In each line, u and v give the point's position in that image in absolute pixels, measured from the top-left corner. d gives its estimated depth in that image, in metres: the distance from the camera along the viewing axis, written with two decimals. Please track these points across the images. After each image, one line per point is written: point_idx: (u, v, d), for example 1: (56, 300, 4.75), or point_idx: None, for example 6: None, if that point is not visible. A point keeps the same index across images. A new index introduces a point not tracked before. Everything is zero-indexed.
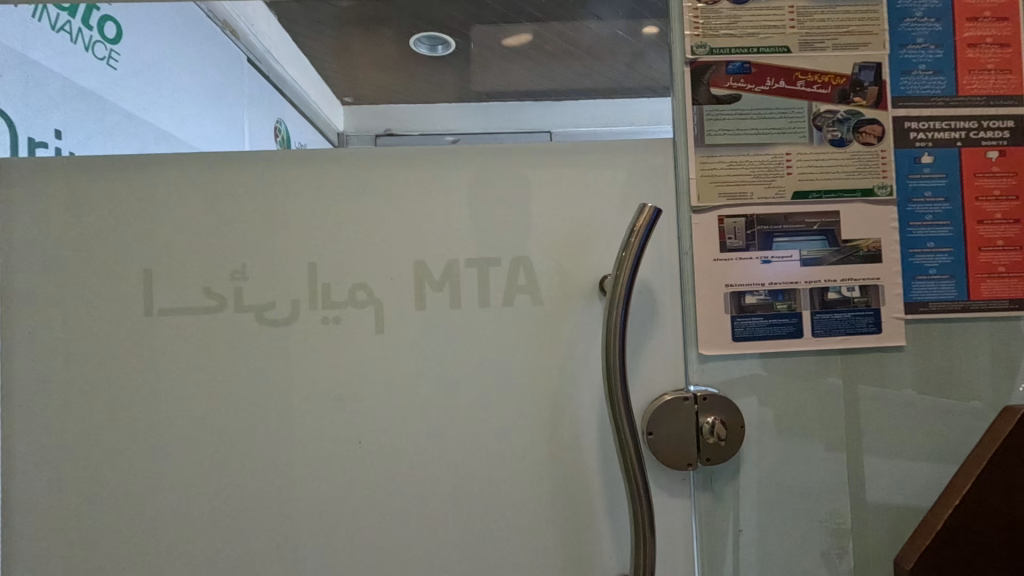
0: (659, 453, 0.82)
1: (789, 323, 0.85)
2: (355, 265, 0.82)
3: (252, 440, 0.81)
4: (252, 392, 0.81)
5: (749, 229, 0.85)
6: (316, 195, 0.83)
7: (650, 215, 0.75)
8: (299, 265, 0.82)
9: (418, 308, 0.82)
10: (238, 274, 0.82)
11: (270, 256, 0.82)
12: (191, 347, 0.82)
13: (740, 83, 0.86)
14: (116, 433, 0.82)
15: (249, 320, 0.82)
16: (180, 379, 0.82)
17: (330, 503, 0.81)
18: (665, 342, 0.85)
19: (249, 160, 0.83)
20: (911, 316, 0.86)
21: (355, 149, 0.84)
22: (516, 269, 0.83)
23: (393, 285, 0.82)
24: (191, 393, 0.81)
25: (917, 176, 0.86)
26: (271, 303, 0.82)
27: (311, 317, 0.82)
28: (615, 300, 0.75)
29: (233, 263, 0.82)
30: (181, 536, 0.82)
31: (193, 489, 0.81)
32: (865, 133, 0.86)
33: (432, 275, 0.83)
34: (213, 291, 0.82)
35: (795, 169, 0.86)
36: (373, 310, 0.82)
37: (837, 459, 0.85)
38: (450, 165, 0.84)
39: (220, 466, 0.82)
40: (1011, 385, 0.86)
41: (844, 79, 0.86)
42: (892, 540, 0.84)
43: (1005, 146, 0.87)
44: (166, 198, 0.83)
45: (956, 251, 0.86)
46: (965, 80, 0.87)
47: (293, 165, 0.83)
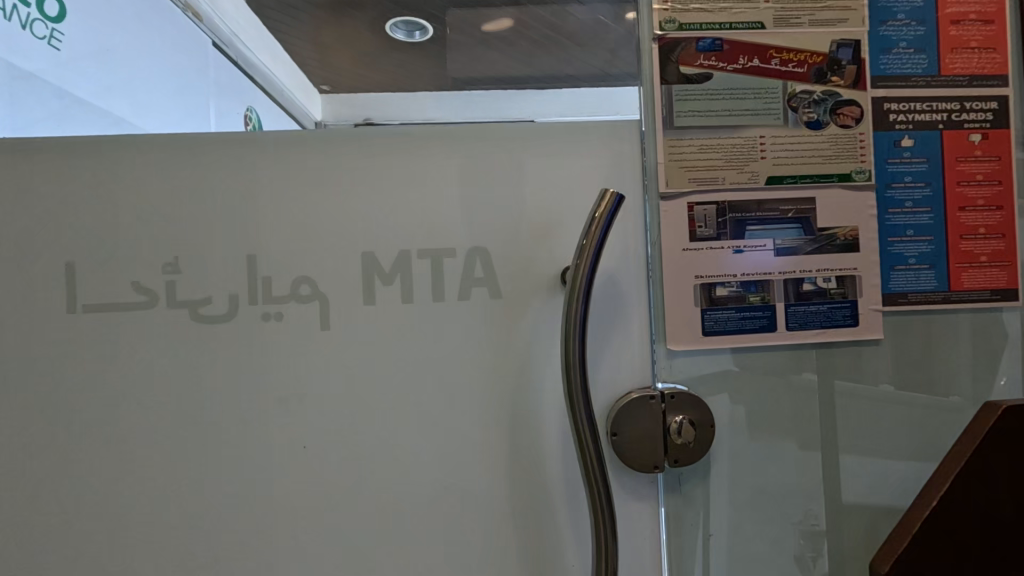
0: (625, 455, 0.77)
1: (762, 316, 0.80)
2: (299, 256, 0.77)
3: (188, 446, 0.75)
4: (188, 394, 0.75)
5: (721, 217, 0.80)
6: (256, 181, 0.77)
7: (612, 202, 0.70)
8: (237, 257, 0.76)
9: (368, 303, 0.77)
10: (171, 267, 0.76)
11: (207, 249, 0.76)
12: (120, 346, 0.75)
13: (711, 61, 0.80)
14: (42, 441, 0.76)
15: (183, 317, 0.76)
16: (108, 382, 0.75)
17: (275, 512, 0.76)
18: (631, 338, 0.81)
19: (181, 144, 0.77)
20: (889, 307, 0.82)
21: (297, 131, 0.78)
22: (472, 261, 0.78)
23: (340, 278, 0.77)
24: (124, 397, 0.75)
25: (896, 161, 0.82)
26: (206, 298, 0.76)
27: (251, 314, 0.76)
28: (574, 294, 0.70)
29: (165, 255, 0.76)
30: (112, 550, 0.76)
31: (125, 499, 0.76)
32: (843, 114, 0.82)
33: (382, 267, 0.77)
34: (143, 285, 0.76)
35: (769, 153, 0.81)
36: (318, 305, 0.76)
37: (811, 458, 0.81)
38: (399, 148, 0.78)
39: (155, 477, 0.76)
40: (992, 379, 0.82)
41: (821, 57, 0.81)
42: (868, 541, 0.81)
43: (988, 128, 0.83)
44: (90, 184, 0.76)
45: (936, 239, 0.82)
46: (947, 59, 0.82)
47: (229, 149, 0.77)
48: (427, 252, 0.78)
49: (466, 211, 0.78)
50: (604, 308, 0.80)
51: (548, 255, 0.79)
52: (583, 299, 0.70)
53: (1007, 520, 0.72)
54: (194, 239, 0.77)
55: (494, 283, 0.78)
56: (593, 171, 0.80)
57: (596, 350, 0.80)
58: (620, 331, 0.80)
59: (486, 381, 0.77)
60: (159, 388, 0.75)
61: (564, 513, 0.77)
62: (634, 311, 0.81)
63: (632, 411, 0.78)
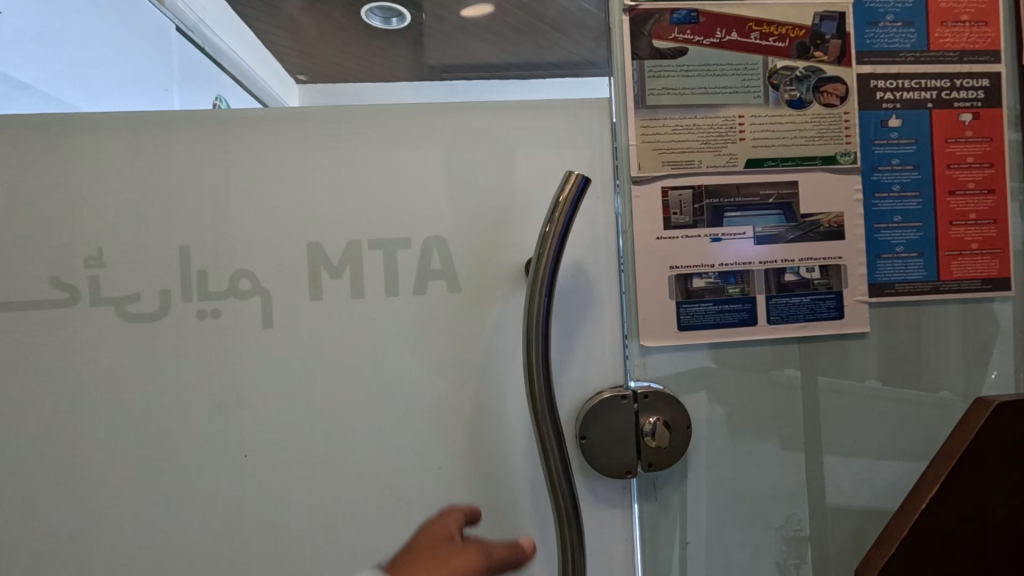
0: (594, 459, 0.72)
1: (742, 309, 0.75)
2: (239, 249, 0.71)
3: (116, 457, 0.69)
4: (116, 401, 0.69)
5: (697, 202, 0.74)
6: (192, 167, 0.70)
7: (577, 185, 0.64)
8: (169, 250, 0.70)
9: (315, 299, 0.71)
10: (94, 260, 0.69)
11: (138, 241, 0.70)
12: (40, 349, 0.69)
13: (687, 35, 0.74)
14: None
15: (108, 315, 0.69)
16: (26, 387, 0.69)
17: (214, 527, 0.70)
18: (602, 334, 0.75)
19: (107, 125, 0.70)
20: (875, 299, 0.77)
21: (236, 111, 0.71)
22: (427, 252, 0.73)
23: (285, 272, 0.71)
24: (43, 403, 0.68)
25: (883, 142, 0.77)
26: (134, 294, 0.70)
27: (185, 311, 0.70)
28: (537, 288, 0.64)
29: (87, 247, 0.69)
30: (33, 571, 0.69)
31: (45, 517, 0.69)
32: (826, 93, 0.76)
33: (330, 260, 0.71)
34: (62, 281, 0.69)
35: (749, 134, 0.75)
36: (258, 301, 0.70)
37: (794, 460, 0.76)
38: (345, 132, 0.72)
39: (79, 491, 0.69)
40: (983, 373, 0.78)
41: (804, 31, 0.76)
42: (853, 546, 0.76)
43: (980, 107, 0.78)
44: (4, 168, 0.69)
45: (925, 225, 0.77)
46: (936, 33, 0.77)
47: (160, 131, 0.70)
48: (378, 244, 0.72)
49: (419, 199, 0.73)
50: (572, 303, 0.75)
51: (509, 245, 0.73)
52: (544, 293, 0.64)
53: (1000, 522, 0.68)
54: (120, 231, 0.70)
55: (451, 276, 0.72)
56: (559, 154, 0.75)
57: (563, 348, 0.75)
58: (589, 327, 0.75)
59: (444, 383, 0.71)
60: (84, 394, 0.69)
61: (527, 524, 0.72)
62: (605, 306, 0.75)
63: (602, 412, 0.73)
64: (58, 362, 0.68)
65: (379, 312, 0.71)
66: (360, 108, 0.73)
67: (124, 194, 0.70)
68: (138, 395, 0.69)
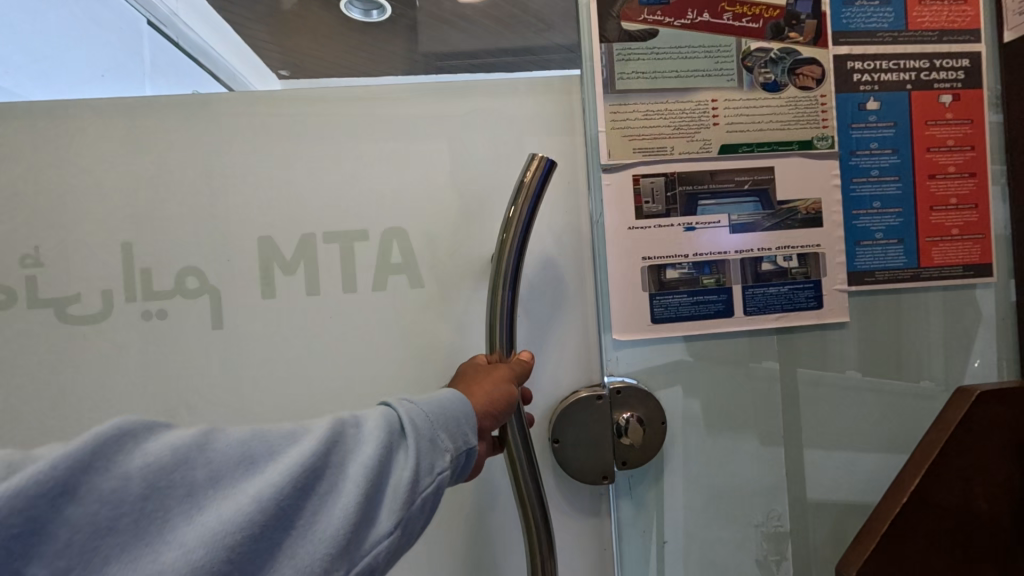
0: (569, 464, 0.72)
1: (717, 300, 0.73)
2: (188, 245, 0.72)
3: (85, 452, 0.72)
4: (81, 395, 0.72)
5: (670, 190, 0.72)
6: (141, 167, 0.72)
7: (540, 179, 0.61)
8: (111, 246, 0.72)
9: (267, 297, 0.72)
10: (30, 260, 0.72)
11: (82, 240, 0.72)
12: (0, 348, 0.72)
13: (657, 16, 0.72)
14: None
15: (49, 316, 0.72)
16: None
17: None
18: (570, 328, 0.74)
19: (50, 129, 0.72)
20: (855, 287, 0.74)
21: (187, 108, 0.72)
22: (388, 242, 0.72)
23: (245, 267, 0.72)
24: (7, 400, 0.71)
25: (861, 125, 0.74)
26: (74, 295, 0.72)
27: (128, 311, 0.72)
28: (499, 285, 0.62)
29: (23, 247, 0.72)
30: None
31: None
32: (802, 75, 0.74)
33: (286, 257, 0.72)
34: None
35: (722, 119, 0.73)
36: (207, 299, 0.72)
37: (774, 454, 0.74)
38: (305, 124, 0.71)
39: None
40: (966, 361, 0.76)
41: (778, 11, 0.73)
42: (835, 541, 0.75)
43: (960, 88, 0.75)
44: None
45: (905, 211, 0.75)
46: (914, 12, 0.75)
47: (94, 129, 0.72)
48: (334, 236, 0.72)
49: (383, 190, 0.72)
50: (538, 296, 0.74)
51: (472, 240, 0.72)
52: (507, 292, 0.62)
53: (981, 513, 0.66)
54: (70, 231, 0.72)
55: (413, 271, 0.72)
56: (524, 145, 0.73)
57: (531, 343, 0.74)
58: (556, 321, 0.74)
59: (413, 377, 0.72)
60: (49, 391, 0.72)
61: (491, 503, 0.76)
62: (574, 299, 0.74)
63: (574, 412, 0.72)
64: (25, 357, 0.72)
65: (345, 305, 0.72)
66: (321, 101, 0.72)
67: (97, 193, 0.72)
68: (117, 388, 0.72)
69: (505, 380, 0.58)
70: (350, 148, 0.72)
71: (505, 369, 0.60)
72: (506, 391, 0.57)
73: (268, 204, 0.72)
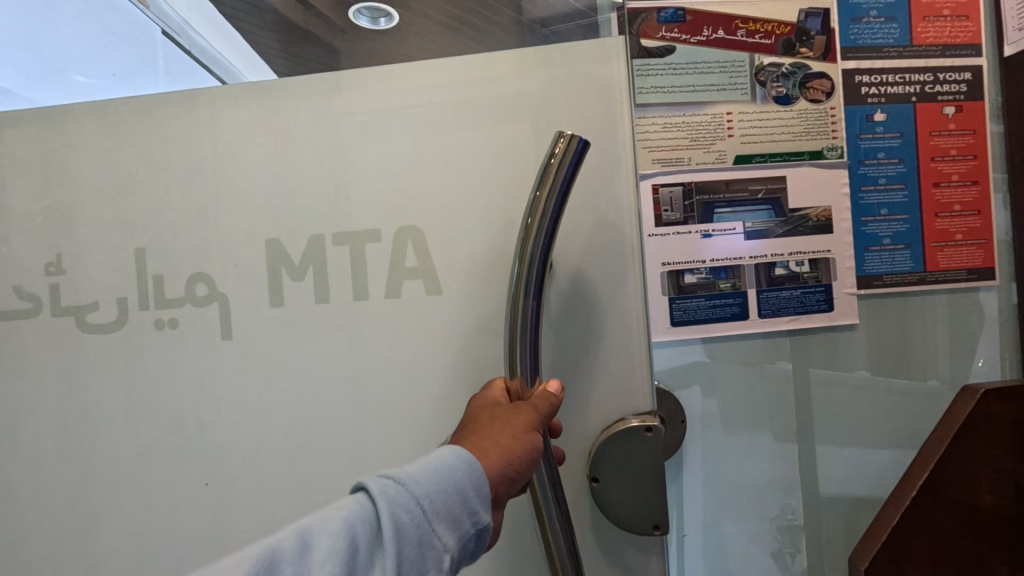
0: (609, 498, 0.70)
1: (733, 303, 0.76)
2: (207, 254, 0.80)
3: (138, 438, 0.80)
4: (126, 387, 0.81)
5: (687, 199, 0.75)
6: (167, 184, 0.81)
7: (576, 150, 0.63)
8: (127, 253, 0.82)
9: (275, 305, 0.78)
10: (53, 267, 0.83)
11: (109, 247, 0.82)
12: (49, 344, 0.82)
13: (674, 33, 0.75)
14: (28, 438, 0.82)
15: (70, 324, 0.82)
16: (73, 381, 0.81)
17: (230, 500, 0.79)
18: (604, 337, 0.72)
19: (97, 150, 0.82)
20: (864, 291, 0.78)
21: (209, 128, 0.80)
22: (403, 242, 0.76)
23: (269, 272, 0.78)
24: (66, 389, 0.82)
25: (869, 136, 0.78)
26: (93, 304, 0.82)
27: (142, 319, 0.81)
28: (520, 294, 0.64)
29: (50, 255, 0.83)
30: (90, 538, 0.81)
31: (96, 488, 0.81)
32: (812, 88, 0.77)
33: (323, 260, 0.77)
34: (26, 291, 0.83)
35: (737, 131, 0.76)
36: (216, 305, 0.79)
37: (788, 451, 0.77)
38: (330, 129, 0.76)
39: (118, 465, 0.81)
40: (970, 361, 0.79)
41: (789, 27, 0.77)
42: (848, 535, 0.78)
43: (963, 100, 0.79)
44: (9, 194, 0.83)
45: (911, 217, 0.79)
46: (919, 28, 0.78)
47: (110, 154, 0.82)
48: (344, 237, 0.77)
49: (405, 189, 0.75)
50: (568, 301, 0.72)
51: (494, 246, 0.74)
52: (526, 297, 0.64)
53: (987, 506, 0.70)
54: (96, 242, 0.82)
55: (428, 274, 0.75)
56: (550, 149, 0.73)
57: (555, 350, 0.72)
58: (582, 327, 0.72)
59: (433, 378, 0.75)
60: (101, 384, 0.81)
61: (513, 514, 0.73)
62: (603, 304, 0.72)
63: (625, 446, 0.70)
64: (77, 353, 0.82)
65: (367, 309, 0.76)
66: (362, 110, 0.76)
67: (155, 213, 0.81)
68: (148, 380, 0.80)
69: (528, 429, 0.56)
70: (376, 164, 0.76)
71: (529, 411, 0.58)
72: (530, 445, 0.54)
73: (306, 220, 0.78)
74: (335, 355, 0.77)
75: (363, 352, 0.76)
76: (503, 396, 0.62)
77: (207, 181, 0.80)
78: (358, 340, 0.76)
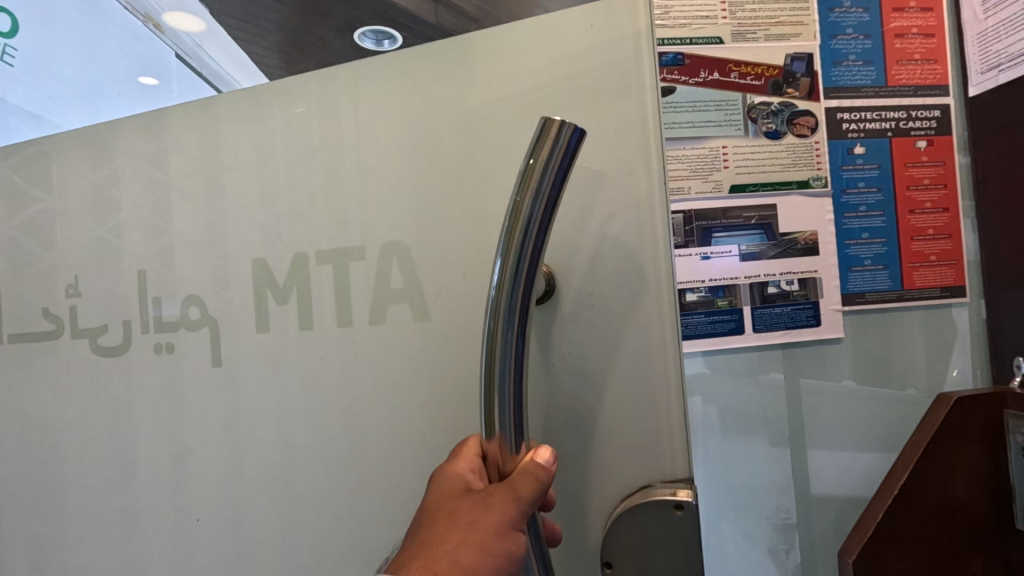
0: None
1: (730, 319, 0.83)
2: None
3: None
4: None
5: (688, 225, 0.83)
6: None
7: (566, 146, 0.31)
8: None
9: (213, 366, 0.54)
10: None
11: None
12: None
13: (674, 75, 0.84)
14: None
15: None
16: None
17: None
18: (624, 411, 0.39)
19: None
20: (848, 307, 0.86)
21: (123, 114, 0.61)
22: (386, 264, 0.47)
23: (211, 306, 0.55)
24: None
25: (850, 167, 0.86)
26: None
27: None
28: (494, 344, 0.33)
29: None
30: None
31: None
32: (799, 124, 0.86)
33: (275, 279, 0.51)
34: None
35: (732, 163, 0.84)
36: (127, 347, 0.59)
37: (781, 455, 0.84)
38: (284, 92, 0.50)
39: None
40: (945, 371, 0.87)
41: (777, 70, 0.85)
42: (836, 531, 0.84)
43: (933, 135, 0.88)
44: None
45: (889, 241, 0.87)
46: (893, 71, 0.87)
47: None
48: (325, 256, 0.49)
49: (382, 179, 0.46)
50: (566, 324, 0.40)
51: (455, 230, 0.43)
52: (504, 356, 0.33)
53: (962, 503, 0.77)
54: None
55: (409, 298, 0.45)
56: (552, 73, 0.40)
57: (556, 405, 0.40)
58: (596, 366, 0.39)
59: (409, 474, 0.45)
60: None
61: None
62: (637, 326, 0.39)
63: (667, 544, 0.36)
64: None
65: (326, 356, 0.49)
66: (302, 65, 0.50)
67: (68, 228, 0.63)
68: None
69: (503, 532, 0.32)
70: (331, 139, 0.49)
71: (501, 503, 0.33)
72: (506, 559, 0.32)
73: (238, 222, 0.53)
74: (268, 420, 0.51)
75: (313, 420, 0.49)
76: (474, 477, 0.35)
77: (130, 170, 0.58)
78: (315, 400, 0.49)
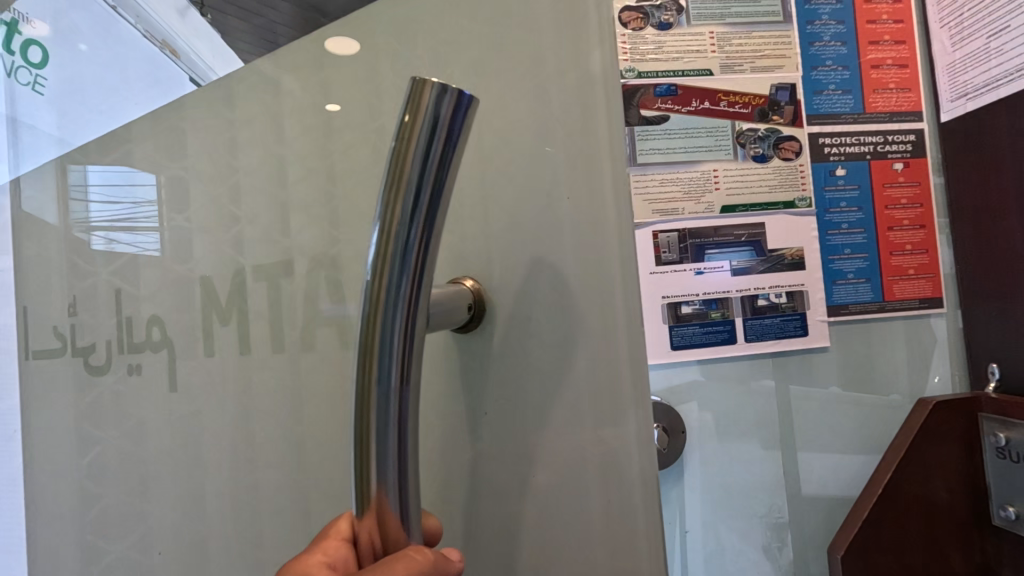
0: None
1: (723, 330, 0.89)
2: None
3: None
4: None
5: (682, 242, 0.89)
6: None
7: (453, 117, 0.29)
8: None
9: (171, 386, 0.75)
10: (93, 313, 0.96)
11: None
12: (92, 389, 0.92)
13: (668, 104, 0.90)
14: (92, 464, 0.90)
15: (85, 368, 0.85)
16: None
17: None
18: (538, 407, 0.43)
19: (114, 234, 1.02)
20: (833, 318, 0.92)
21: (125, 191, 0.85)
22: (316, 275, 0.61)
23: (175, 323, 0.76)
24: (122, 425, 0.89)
25: (832, 188, 0.93)
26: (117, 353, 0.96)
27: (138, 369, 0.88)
28: (375, 319, 0.31)
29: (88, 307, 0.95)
30: None
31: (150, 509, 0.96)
32: (784, 149, 0.92)
33: (219, 299, 0.71)
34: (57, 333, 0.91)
35: (723, 185, 0.90)
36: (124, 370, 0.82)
37: (773, 457, 0.90)
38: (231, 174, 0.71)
39: None
40: (926, 378, 0.93)
41: (763, 99, 0.92)
42: (826, 529, 0.90)
43: (909, 157, 0.94)
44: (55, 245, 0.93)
45: (870, 256, 0.93)
46: (870, 99, 0.94)
47: None
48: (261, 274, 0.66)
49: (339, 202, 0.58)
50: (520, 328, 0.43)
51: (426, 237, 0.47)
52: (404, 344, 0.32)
53: (941, 500, 0.82)
54: None
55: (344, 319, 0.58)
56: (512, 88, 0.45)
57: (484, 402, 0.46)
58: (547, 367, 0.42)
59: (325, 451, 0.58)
60: None
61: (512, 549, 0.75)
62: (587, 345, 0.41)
63: None
64: None
65: (269, 359, 0.66)
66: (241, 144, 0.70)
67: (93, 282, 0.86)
68: None
69: None
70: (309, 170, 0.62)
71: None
72: None
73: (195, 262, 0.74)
74: (221, 410, 0.70)
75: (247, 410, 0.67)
76: None
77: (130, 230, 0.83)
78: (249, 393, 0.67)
